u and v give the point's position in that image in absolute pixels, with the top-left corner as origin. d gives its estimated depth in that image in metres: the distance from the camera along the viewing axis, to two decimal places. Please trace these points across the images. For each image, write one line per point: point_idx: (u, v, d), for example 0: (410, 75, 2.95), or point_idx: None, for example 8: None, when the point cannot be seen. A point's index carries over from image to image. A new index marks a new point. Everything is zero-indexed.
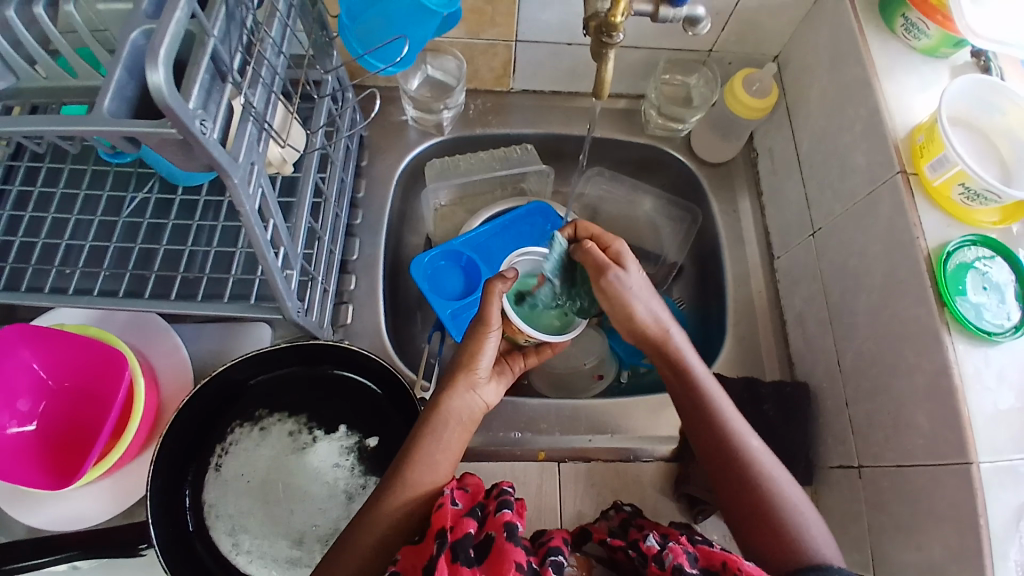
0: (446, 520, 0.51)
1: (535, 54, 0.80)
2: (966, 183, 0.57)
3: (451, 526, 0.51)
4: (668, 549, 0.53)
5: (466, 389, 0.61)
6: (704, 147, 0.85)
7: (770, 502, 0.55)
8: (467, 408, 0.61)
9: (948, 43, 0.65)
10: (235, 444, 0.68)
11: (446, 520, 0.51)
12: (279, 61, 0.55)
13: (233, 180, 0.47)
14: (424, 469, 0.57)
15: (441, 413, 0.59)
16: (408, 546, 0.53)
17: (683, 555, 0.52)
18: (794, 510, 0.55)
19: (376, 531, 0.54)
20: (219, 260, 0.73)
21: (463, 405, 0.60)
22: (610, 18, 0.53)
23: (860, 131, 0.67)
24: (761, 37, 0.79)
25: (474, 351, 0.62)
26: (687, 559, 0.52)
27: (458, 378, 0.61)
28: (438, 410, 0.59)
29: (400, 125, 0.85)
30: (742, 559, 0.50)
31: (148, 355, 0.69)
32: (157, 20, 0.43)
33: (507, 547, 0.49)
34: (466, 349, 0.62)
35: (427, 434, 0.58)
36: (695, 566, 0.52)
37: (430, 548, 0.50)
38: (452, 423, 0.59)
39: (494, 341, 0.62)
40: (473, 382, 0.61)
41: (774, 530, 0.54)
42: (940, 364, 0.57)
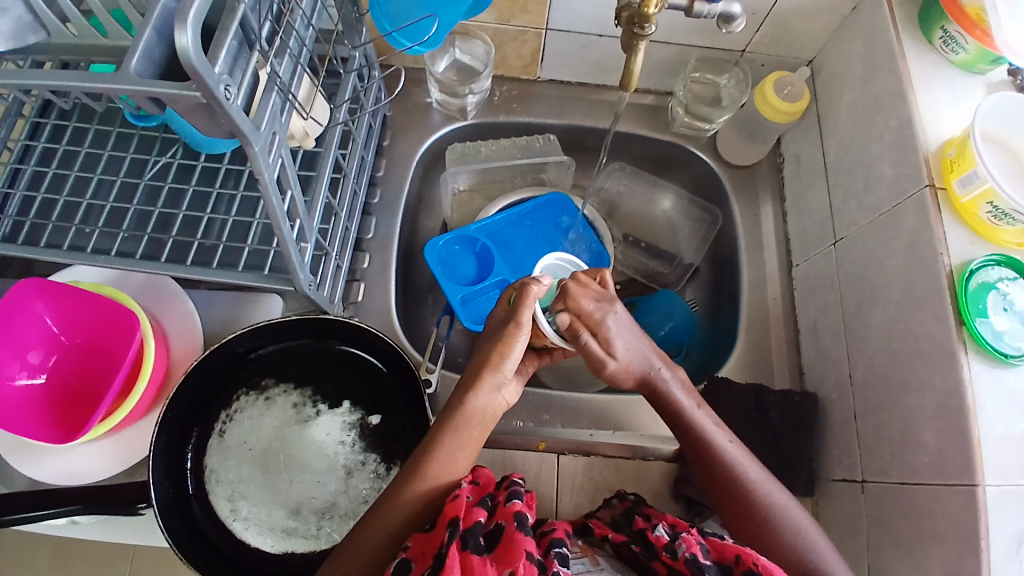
0: (459, 508, 0.50)
1: (565, 44, 0.79)
2: (993, 203, 0.56)
3: (463, 514, 0.50)
4: (681, 540, 0.54)
5: (490, 391, 0.59)
6: (729, 149, 0.84)
7: (771, 527, 0.57)
8: (488, 407, 0.59)
9: (985, 60, 0.63)
10: (239, 412, 0.69)
11: (458, 510, 0.50)
12: (308, 33, 0.55)
13: (255, 148, 0.47)
14: (445, 459, 0.56)
15: (465, 412, 0.58)
16: (419, 534, 0.53)
17: (696, 546, 0.53)
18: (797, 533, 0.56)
19: (392, 520, 0.54)
20: (235, 229, 0.74)
21: (486, 404, 0.59)
22: (642, 9, 0.52)
23: (889, 143, 0.66)
24: (796, 40, 0.77)
25: (503, 352, 0.59)
26: (700, 550, 0.52)
27: (484, 378, 0.59)
28: (463, 409, 0.58)
29: (424, 106, 0.85)
30: (757, 554, 0.50)
31: (159, 317, 0.70)
32: None
33: (517, 536, 0.48)
34: (495, 349, 0.59)
35: (449, 431, 0.57)
36: (708, 558, 0.52)
37: (441, 536, 0.50)
38: (473, 422, 0.58)
39: (523, 344, 0.60)
40: (498, 383, 0.60)
41: (778, 556, 0.56)
42: (953, 384, 0.56)
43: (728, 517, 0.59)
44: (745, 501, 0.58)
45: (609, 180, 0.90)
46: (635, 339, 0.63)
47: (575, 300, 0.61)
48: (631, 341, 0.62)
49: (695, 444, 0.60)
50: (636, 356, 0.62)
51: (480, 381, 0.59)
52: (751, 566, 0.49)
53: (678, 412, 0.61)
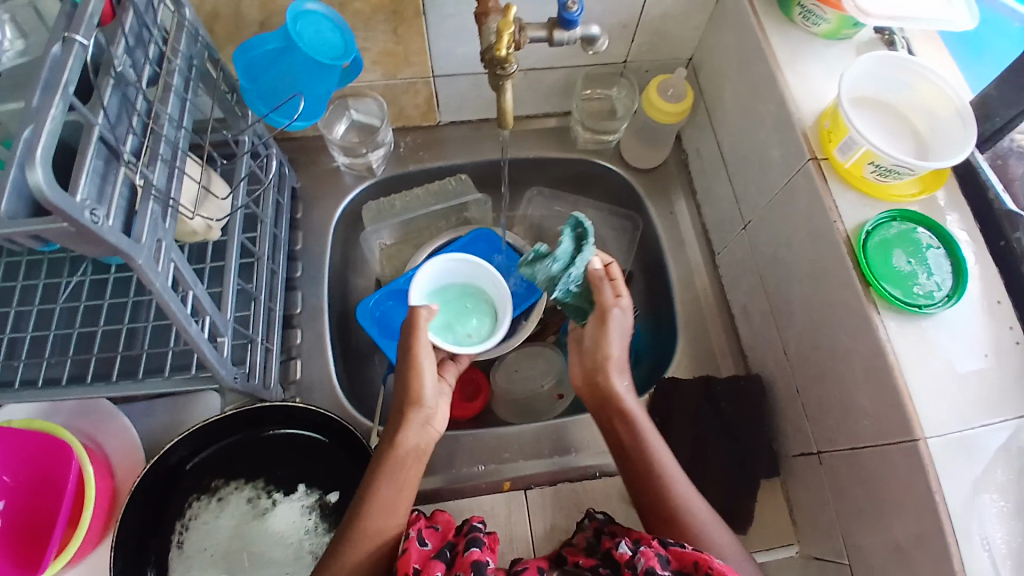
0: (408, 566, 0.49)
1: (456, 86, 0.81)
2: (875, 162, 0.58)
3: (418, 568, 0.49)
4: (640, 554, 0.52)
5: (418, 428, 0.60)
6: (634, 156, 0.86)
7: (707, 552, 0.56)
8: (418, 444, 0.60)
9: (847, 25, 0.66)
10: (194, 519, 0.67)
11: (412, 563, 0.49)
12: (182, 134, 0.55)
13: (139, 261, 0.47)
14: (390, 494, 0.56)
15: (396, 452, 0.58)
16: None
17: (654, 558, 0.51)
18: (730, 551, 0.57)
19: None
20: (159, 333, 0.72)
21: (416, 440, 0.60)
22: (496, 52, 0.54)
23: (771, 125, 0.68)
24: (672, 44, 0.80)
25: (417, 384, 0.61)
26: (659, 561, 0.51)
27: (409, 416, 0.60)
28: (393, 450, 0.58)
29: (333, 171, 0.85)
30: (714, 558, 0.50)
31: (97, 439, 0.68)
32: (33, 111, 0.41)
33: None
34: (407, 383, 0.62)
35: (384, 470, 0.58)
36: (669, 568, 0.51)
37: None
38: (407, 462, 0.58)
39: (431, 368, 0.63)
40: (424, 417, 0.61)
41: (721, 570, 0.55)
42: (873, 345, 0.57)
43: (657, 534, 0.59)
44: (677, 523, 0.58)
45: (532, 207, 0.91)
46: (620, 352, 0.67)
47: (610, 275, 0.68)
48: (621, 346, 0.67)
49: (639, 459, 0.62)
50: (615, 364, 0.66)
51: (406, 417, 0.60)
52: (709, 571, 0.49)
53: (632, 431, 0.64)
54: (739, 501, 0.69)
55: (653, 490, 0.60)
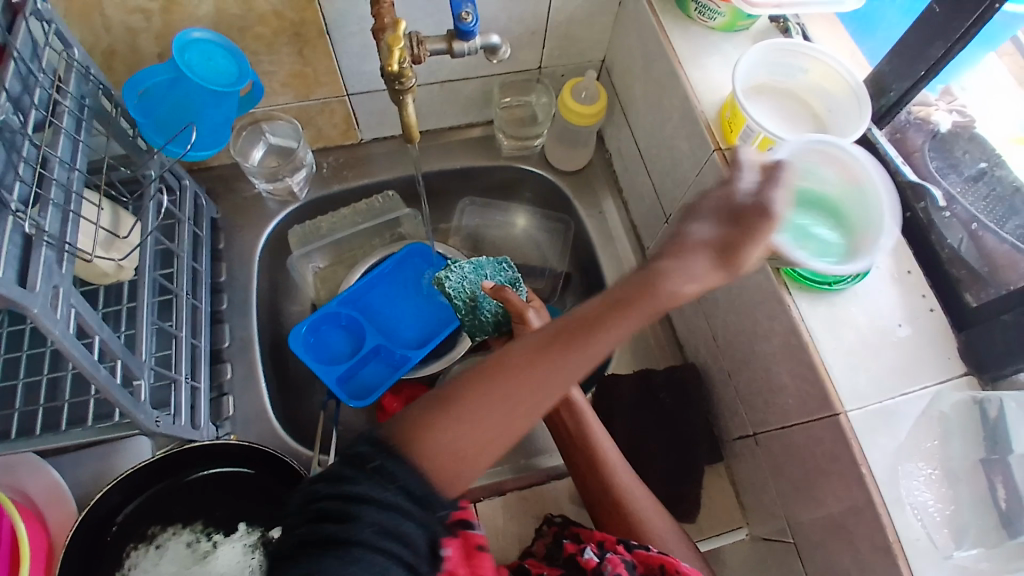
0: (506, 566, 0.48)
1: (372, 104, 0.80)
2: (774, 148, 0.60)
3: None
4: (607, 561, 0.55)
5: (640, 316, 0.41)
6: (559, 159, 0.88)
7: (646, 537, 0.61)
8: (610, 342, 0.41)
9: (741, 17, 0.68)
10: (132, 570, 0.64)
11: None
12: (77, 177, 0.54)
13: (34, 310, 0.45)
14: (583, 364, 0.41)
15: (594, 336, 0.41)
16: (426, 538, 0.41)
17: (621, 565, 0.55)
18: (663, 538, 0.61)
19: (479, 432, 0.41)
20: (80, 382, 0.69)
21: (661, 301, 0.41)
22: (388, 69, 0.53)
23: (678, 120, 0.69)
24: (583, 46, 0.81)
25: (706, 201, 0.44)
26: (626, 567, 0.55)
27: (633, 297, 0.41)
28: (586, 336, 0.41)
29: (254, 199, 0.83)
30: (679, 562, 0.56)
31: (24, 492, 0.65)
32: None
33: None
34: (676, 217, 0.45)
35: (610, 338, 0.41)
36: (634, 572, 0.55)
37: None
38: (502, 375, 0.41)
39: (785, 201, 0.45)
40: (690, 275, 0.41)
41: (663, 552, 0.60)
42: (788, 325, 0.59)
43: (598, 514, 0.64)
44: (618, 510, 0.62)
45: (465, 217, 0.91)
46: None
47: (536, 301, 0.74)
48: None
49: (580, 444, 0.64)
50: None
51: (640, 293, 0.41)
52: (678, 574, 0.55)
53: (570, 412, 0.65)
54: (685, 491, 0.70)
55: (593, 476, 0.63)
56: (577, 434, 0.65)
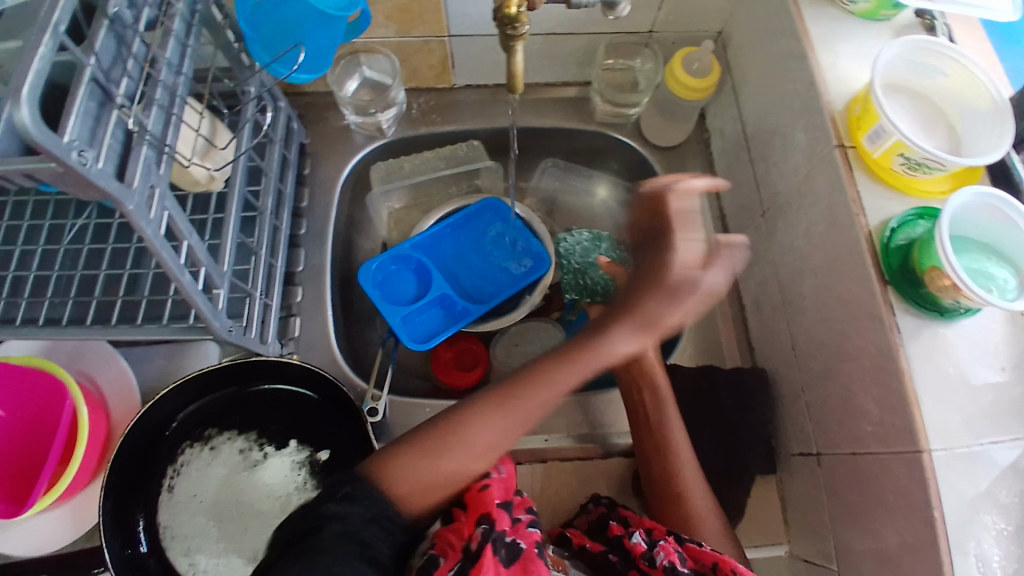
0: (490, 504, 0.51)
1: (471, 48, 0.78)
2: (905, 154, 0.54)
3: (493, 512, 0.50)
4: (659, 548, 0.56)
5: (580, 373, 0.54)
6: (653, 131, 0.84)
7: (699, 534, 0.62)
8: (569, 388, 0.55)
9: (887, 6, 0.62)
10: (185, 465, 0.68)
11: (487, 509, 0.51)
12: (182, 80, 0.54)
13: (129, 207, 0.47)
14: (488, 421, 0.54)
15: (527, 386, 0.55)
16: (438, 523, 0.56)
17: (674, 554, 0.56)
18: (714, 536, 0.61)
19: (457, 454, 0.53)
20: (159, 282, 0.72)
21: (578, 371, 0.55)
22: (506, 11, 0.51)
23: (798, 107, 0.64)
24: (701, 14, 0.76)
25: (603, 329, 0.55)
26: (678, 558, 0.55)
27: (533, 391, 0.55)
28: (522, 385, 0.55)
29: (342, 130, 0.83)
30: (735, 562, 0.54)
31: (92, 377, 0.69)
32: (63, 48, 0.43)
33: (536, 564, 0.48)
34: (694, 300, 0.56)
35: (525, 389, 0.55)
36: (686, 566, 0.55)
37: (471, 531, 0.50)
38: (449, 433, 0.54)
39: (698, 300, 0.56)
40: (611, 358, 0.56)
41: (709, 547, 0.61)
42: (883, 348, 0.55)
43: (654, 499, 0.65)
44: (676, 504, 0.63)
45: (545, 178, 0.89)
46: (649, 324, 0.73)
47: None
48: None
49: (656, 433, 0.66)
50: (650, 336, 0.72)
51: (643, 325, 0.56)
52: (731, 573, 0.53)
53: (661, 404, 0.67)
54: (731, 494, 0.68)
55: (660, 466, 0.65)
56: (655, 426, 0.67)
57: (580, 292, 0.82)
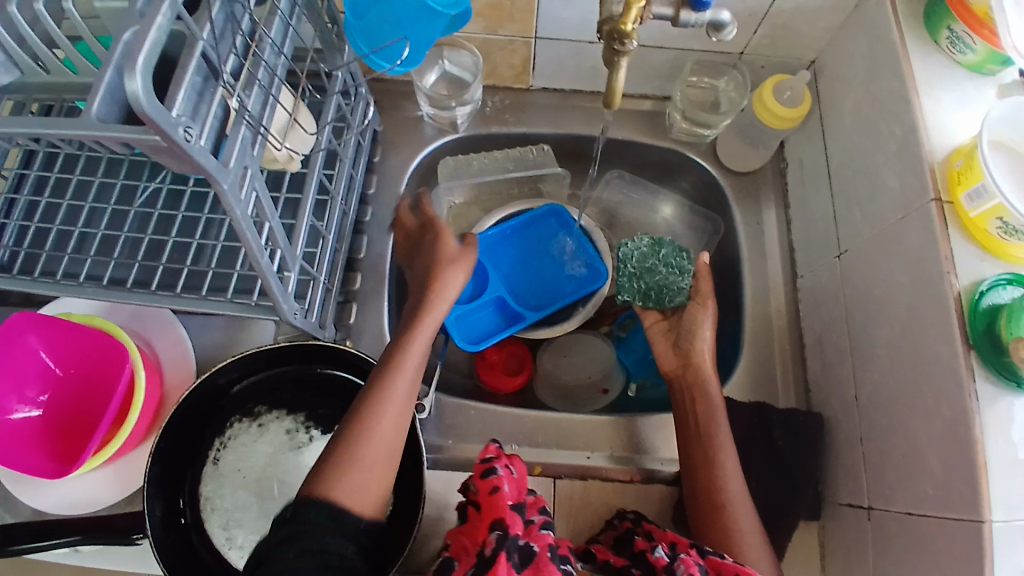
0: (502, 506, 0.53)
1: (555, 52, 0.76)
2: (1002, 219, 0.52)
3: (505, 515, 0.53)
4: (679, 561, 0.53)
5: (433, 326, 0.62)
6: (729, 155, 0.82)
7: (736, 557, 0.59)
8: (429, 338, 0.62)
9: (995, 61, 0.59)
10: (233, 439, 0.69)
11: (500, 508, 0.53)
12: (280, 61, 0.53)
13: (223, 186, 0.46)
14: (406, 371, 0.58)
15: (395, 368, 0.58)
16: (455, 531, 0.56)
17: (694, 565, 0.53)
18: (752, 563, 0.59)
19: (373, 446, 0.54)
20: (225, 255, 0.73)
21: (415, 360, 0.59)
22: (621, 25, 0.50)
23: (895, 150, 0.62)
24: (797, 41, 0.74)
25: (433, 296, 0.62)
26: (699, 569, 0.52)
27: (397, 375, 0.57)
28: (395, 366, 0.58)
29: (415, 120, 0.83)
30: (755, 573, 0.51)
31: (152, 343, 0.71)
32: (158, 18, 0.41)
33: (548, 565, 0.49)
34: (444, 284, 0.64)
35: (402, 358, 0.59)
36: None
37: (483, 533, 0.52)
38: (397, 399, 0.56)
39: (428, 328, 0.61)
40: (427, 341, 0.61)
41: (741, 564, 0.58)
42: (958, 414, 0.53)
43: (695, 515, 0.62)
44: (717, 519, 0.60)
45: (609, 189, 0.89)
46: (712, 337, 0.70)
47: None
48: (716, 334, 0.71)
49: (704, 437, 0.64)
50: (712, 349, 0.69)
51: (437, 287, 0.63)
52: None
53: (712, 413, 0.65)
54: (771, 536, 0.67)
55: (705, 472, 0.62)
56: (705, 431, 0.64)
57: (635, 296, 0.78)
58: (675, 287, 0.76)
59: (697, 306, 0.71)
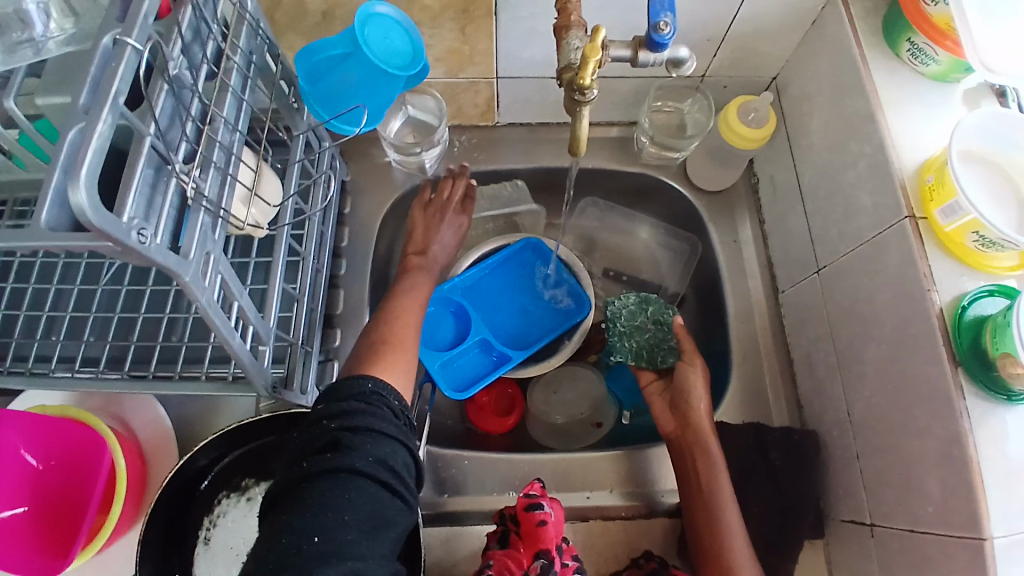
0: (548, 542, 0.60)
1: (519, 90, 0.76)
2: (980, 231, 0.53)
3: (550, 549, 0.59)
4: None
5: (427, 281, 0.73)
6: (701, 176, 0.81)
7: None
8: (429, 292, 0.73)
9: (959, 69, 0.60)
10: (222, 517, 0.67)
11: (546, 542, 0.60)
12: (236, 137, 0.52)
13: (187, 279, 0.44)
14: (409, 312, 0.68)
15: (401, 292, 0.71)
16: (499, 551, 0.61)
17: None
18: None
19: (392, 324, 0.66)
20: (200, 325, 0.71)
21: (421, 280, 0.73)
22: (578, 80, 0.49)
23: (864, 168, 0.62)
24: (758, 60, 0.74)
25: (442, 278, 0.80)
26: None
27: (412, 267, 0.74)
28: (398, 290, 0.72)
29: (384, 167, 0.82)
30: None
31: (129, 422, 0.68)
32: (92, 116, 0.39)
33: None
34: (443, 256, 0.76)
35: (402, 304, 0.69)
36: None
37: (528, 561, 0.59)
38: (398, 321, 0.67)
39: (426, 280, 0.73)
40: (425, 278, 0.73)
41: None
42: (952, 431, 0.53)
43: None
44: None
45: (583, 217, 0.88)
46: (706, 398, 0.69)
47: None
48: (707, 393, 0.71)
49: (710, 507, 0.63)
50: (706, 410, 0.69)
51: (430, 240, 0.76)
52: None
53: (715, 478, 0.64)
54: (777, 560, 0.66)
55: (713, 541, 0.62)
56: (708, 495, 0.63)
57: (630, 355, 0.76)
58: (668, 346, 0.76)
59: (686, 366, 0.71)
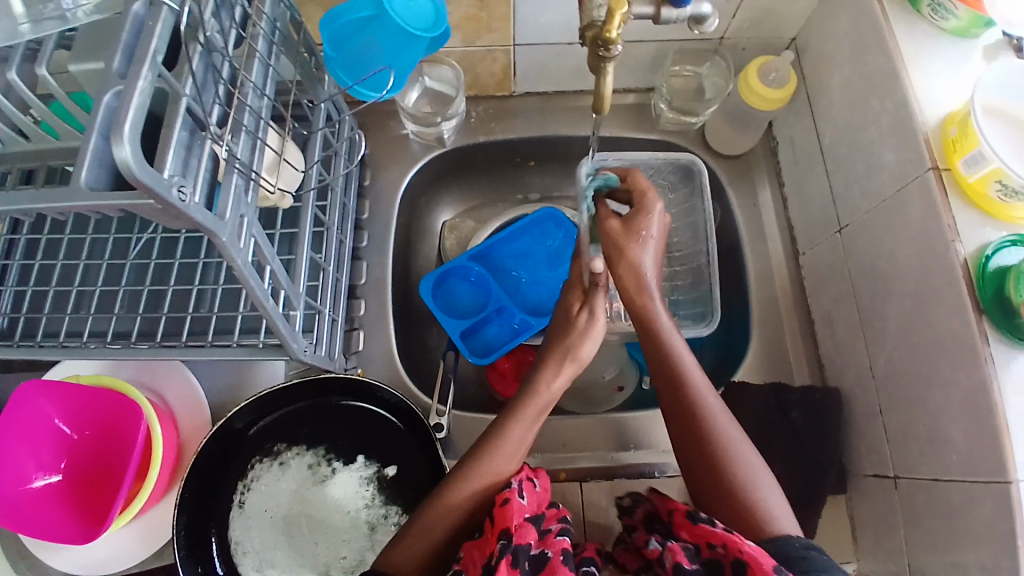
0: (513, 519, 0.51)
1: (536, 57, 0.76)
2: (1002, 181, 0.52)
3: (514, 528, 0.50)
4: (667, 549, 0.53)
5: (534, 418, 0.60)
6: (719, 141, 0.82)
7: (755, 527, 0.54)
8: (529, 439, 0.59)
9: (978, 25, 0.59)
10: (256, 480, 0.68)
11: (509, 519, 0.51)
12: (264, 102, 0.52)
13: (223, 239, 0.45)
14: (502, 461, 0.57)
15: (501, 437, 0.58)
16: (469, 542, 0.53)
17: (682, 553, 0.51)
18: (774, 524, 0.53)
19: (469, 492, 0.56)
20: (227, 297, 0.72)
21: (525, 432, 0.59)
22: (605, 34, 0.49)
23: (886, 125, 0.62)
24: (776, 21, 0.73)
25: (573, 346, 0.63)
26: (685, 555, 0.51)
27: (527, 404, 0.61)
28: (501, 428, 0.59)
29: (401, 139, 0.82)
30: (744, 540, 0.49)
31: (162, 392, 0.69)
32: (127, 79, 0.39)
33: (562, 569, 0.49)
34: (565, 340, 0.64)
35: (493, 454, 0.57)
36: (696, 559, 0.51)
37: (492, 545, 0.50)
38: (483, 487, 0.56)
39: (534, 425, 0.60)
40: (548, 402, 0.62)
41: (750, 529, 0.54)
42: (978, 380, 0.53)
43: (702, 494, 0.57)
44: (721, 485, 0.56)
45: None
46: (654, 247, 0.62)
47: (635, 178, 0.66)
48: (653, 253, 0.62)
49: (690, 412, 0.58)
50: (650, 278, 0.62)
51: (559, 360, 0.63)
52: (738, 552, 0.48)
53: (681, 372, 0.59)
54: (802, 517, 0.67)
55: (701, 448, 0.57)
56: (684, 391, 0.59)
57: None
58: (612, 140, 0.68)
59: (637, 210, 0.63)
